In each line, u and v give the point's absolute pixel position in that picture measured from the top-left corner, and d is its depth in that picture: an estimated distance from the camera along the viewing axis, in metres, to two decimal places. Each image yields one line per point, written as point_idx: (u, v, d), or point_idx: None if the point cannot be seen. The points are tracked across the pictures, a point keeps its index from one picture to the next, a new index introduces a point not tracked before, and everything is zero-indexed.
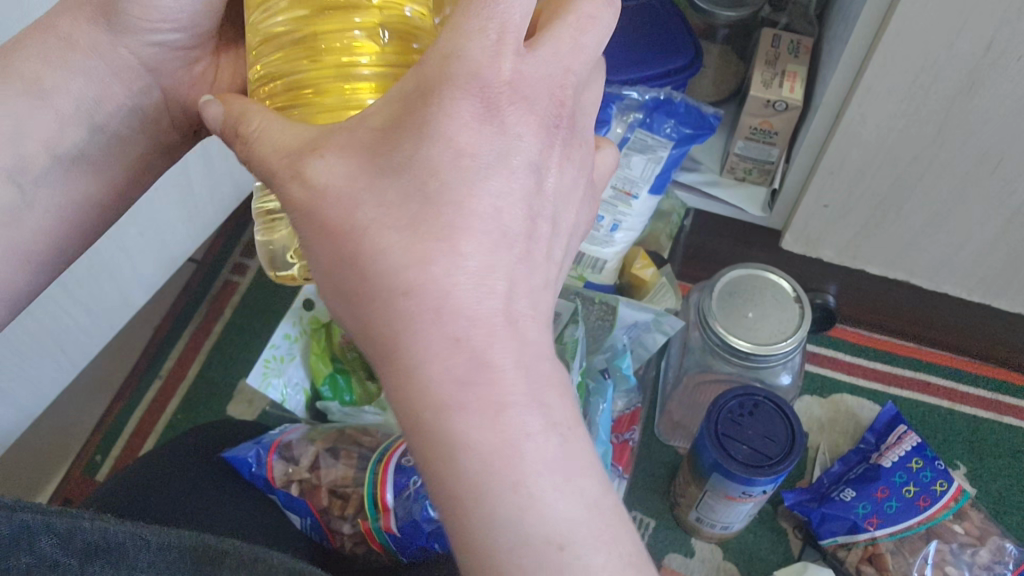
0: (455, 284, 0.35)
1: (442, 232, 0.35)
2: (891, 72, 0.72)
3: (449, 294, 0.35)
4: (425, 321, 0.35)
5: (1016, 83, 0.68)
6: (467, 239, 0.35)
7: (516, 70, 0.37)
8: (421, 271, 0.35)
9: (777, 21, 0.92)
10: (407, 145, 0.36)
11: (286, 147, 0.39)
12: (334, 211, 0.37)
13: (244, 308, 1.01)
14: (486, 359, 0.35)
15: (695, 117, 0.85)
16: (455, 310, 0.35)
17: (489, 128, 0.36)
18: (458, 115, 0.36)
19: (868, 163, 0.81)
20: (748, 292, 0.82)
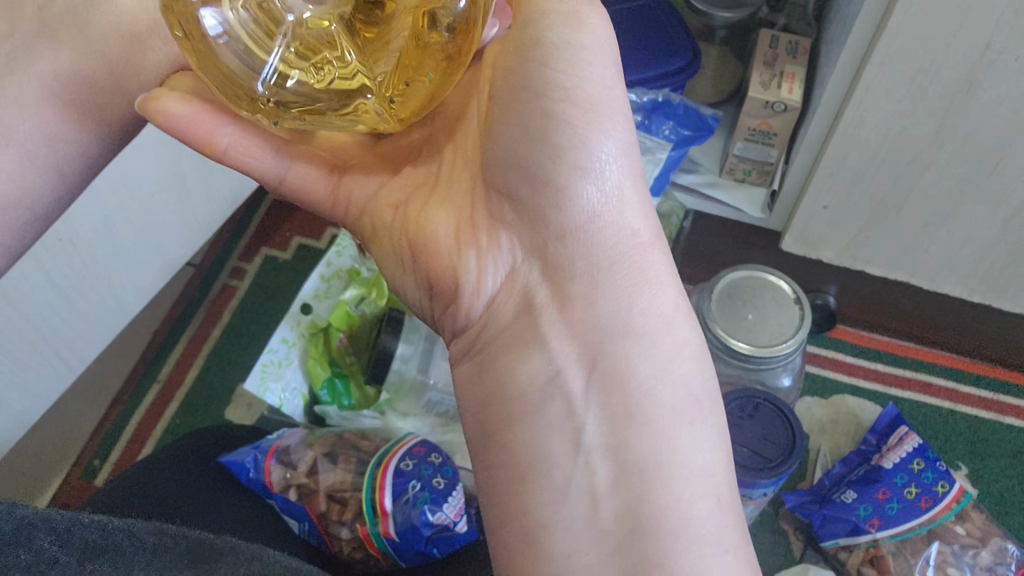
0: (636, 286, 0.46)
1: (623, 245, 0.47)
2: (889, 73, 0.72)
3: (634, 289, 0.46)
4: (623, 307, 0.45)
5: (1013, 84, 0.68)
6: (639, 254, 0.47)
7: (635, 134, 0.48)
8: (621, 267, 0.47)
9: (775, 21, 0.93)
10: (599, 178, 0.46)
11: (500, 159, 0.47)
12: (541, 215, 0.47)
13: (243, 312, 1.01)
14: (658, 348, 0.45)
15: (693, 118, 0.87)
16: (641, 298, 0.46)
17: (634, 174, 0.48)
18: (627, 160, 0.48)
19: (867, 164, 0.81)
20: (748, 294, 0.82)
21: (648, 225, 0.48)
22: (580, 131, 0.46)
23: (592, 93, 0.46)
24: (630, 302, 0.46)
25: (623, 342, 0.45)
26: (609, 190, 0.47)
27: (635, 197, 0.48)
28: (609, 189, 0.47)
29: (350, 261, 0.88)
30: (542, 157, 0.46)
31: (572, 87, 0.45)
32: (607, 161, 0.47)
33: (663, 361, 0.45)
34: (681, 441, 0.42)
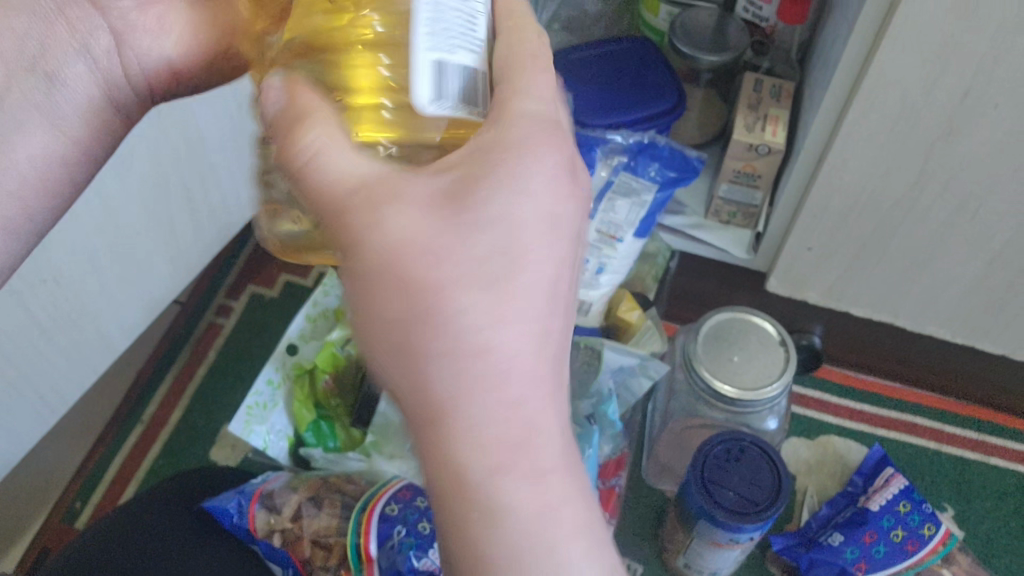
0: (492, 364, 0.36)
1: (477, 325, 0.36)
2: (869, 120, 0.73)
3: (488, 369, 0.36)
4: (464, 395, 0.36)
5: (992, 131, 0.69)
6: (501, 330, 0.37)
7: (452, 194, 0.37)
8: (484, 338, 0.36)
9: (760, 64, 0.95)
10: (426, 260, 0.37)
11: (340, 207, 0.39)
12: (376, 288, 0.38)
13: (228, 352, 1.00)
14: (520, 437, 0.36)
15: (679, 160, 0.87)
16: (492, 388, 0.36)
17: (470, 247, 0.37)
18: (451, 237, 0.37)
19: (850, 208, 0.82)
20: (733, 336, 0.82)
21: (508, 300, 0.37)
22: (373, 228, 0.37)
23: (396, 252, 0.37)
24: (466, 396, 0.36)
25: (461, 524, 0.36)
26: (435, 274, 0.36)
27: (496, 348, 0.36)
28: (441, 276, 0.36)
29: (335, 301, 0.88)
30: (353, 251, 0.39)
31: (372, 250, 0.38)
32: (427, 248, 0.37)
33: (508, 443, 0.36)
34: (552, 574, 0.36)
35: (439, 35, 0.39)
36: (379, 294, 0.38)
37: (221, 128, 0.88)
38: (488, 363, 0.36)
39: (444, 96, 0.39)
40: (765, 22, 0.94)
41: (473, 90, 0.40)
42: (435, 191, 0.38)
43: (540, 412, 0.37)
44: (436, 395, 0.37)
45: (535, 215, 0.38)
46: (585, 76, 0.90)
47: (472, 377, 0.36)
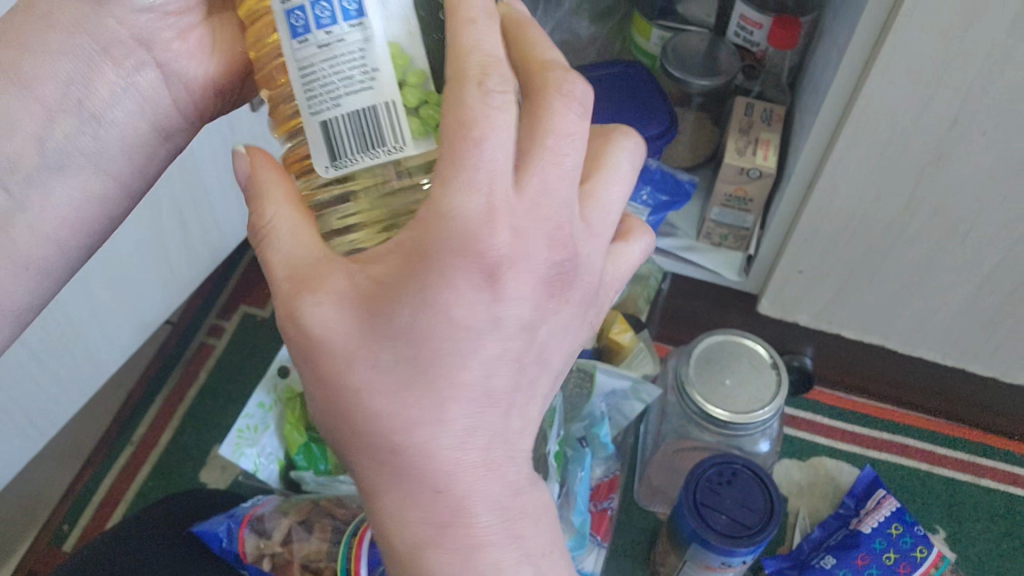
0: (433, 451, 0.36)
1: (422, 406, 0.36)
2: (859, 146, 0.74)
3: (428, 456, 0.37)
4: (409, 480, 0.37)
5: (980, 157, 0.70)
6: (449, 409, 0.36)
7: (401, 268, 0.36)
8: (421, 427, 0.36)
9: (750, 89, 0.96)
10: (376, 341, 0.37)
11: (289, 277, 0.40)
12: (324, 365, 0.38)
13: (219, 373, 1.00)
14: (459, 510, 0.37)
15: (671, 183, 0.88)
16: (435, 469, 0.37)
17: (421, 325, 0.36)
18: (411, 312, 0.36)
19: (841, 232, 0.82)
20: (724, 359, 0.82)
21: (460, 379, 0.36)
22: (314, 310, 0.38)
23: (322, 350, 0.38)
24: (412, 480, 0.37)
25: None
26: (383, 363, 0.37)
27: (438, 433, 0.36)
28: (390, 362, 0.37)
29: None
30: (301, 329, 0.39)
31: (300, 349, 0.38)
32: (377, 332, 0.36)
33: (446, 520, 0.37)
34: None
35: (327, 86, 0.38)
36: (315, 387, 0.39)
37: (217, 151, 0.89)
38: (430, 444, 0.36)
39: (337, 154, 0.39)
40: (756, 47, 0.94)
41: (380, 127, 0.39)
42: (361, 284, 0.37)
43: (478, 508, 0.37)
44: (377, 488, 0.38)
45: (486, 305, 0.36)
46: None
47: (401, 473, 0.37)
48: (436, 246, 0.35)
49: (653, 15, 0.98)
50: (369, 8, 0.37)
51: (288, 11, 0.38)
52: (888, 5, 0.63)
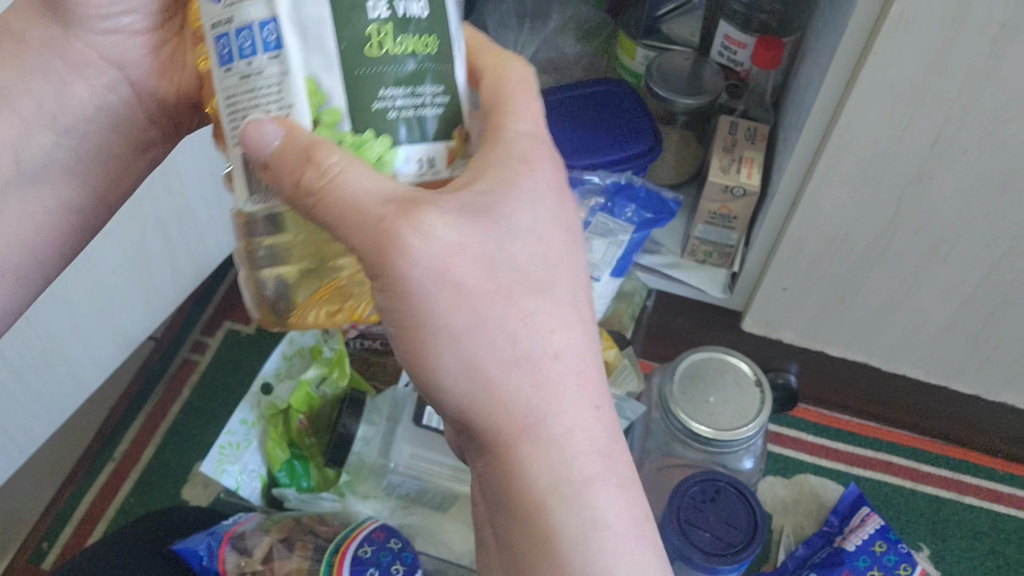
0: (549, 331, 0.42)
1: (533, 293, 0.42)
2: (841, 164, 0.74)
3: (548, 337, 0.42)
4: (533, 361, 0.42)
5: (960, 176, 0.71)
6: (553, 294, 0.43)
7: (506, 180, 0.42)
8: (535, 312, 0.42)
9: (734, 108, 0.95)
10: (486, 240, 0.41)
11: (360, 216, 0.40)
12: (438, 278, 0.40)
13: (203, 388, 0.99)
14: (567, 383, 0.43)
15: (655, 201, 0.88)
16: (549, 348, 0.42)
17: (530, 219, 0.43)
18: (520, 211, 0.42)
19: (824, 250, 0.83)
20: (709, 376, 0.82)
21: (555, 270, 0.43)
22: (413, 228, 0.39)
23: (451, 274, 0.40)
24: (539, 359, 0.42)
25: (522, 519, 0.42)
26: (494, 262, 0.41)
27: (544, 317, 0.42)
28: (501, 261, 0.41)
29: (312, 340, 0.87)
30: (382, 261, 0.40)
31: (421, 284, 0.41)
32: (486, 237, 0.41)
33: (562, 395, 0.42)
34: (601, 498, 0.42)
35: (249, 111, 0.39)
36: (434, 324, 0.41)
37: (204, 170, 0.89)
38: (547, 326, 0.42)
39: (252, 187, 0.42)
40: (739, 66, 0.95)
41: None
42: (463, 211, 0.41)
43: (573, 385, 0.43)
44: (501, 380, 0.42)
45: (559, 209, 0.45)
46: (564, 116, 0.93)
47: (529, 376, 0.42)
48: (509, 183, 0.42)
49: (636, 35, 0.99)
50: (287, 41, 0.38)
51: (217, 37, 0.39)
52: (870, 25, 0.64)
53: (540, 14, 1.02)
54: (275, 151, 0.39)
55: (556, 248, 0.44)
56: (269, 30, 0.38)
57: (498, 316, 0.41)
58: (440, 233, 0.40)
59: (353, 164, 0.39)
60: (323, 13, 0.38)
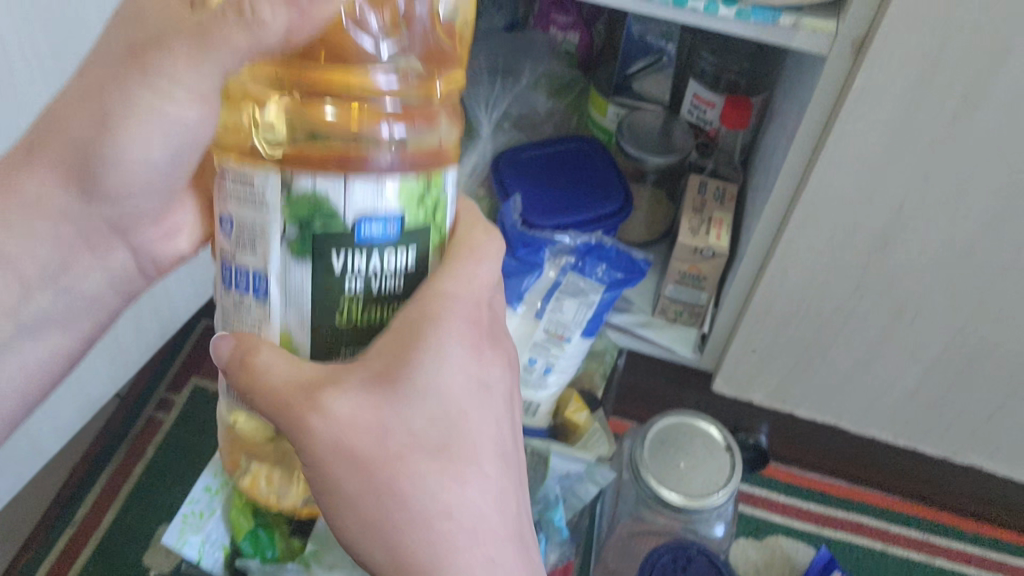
0: (466, 504, 0.40)
1: (451, 468, 0.40)
2: (808, 232, 0.75)
3: (461, 511, 0.40)
4: (444, 542, 0.39)
5: (925, 244, 0.71)
6: (483, 463, 0.41)
7: (420, 347, 0.40)
8: (450, 488, 0.40)
9: (704, 166, 0.97)
10: (394, 414, 0.39)
11: (281, 389, 0.39)
12: (346, 450, 0.39)
13: (168, 449, 0.97)
14: (495, 558, 0.40)
15: (626, 262, 0.87)
16: (468, 523, 0.40)
17: (449, 385, 0.40)
18: (437, 379, 0.40)
19: (793, 314, 0.83)
20: (680, 442, 0.81)
21: (475, 437, 0.41)
22: (323, 404, 0.39)
23: (358, 448, 0.39)
24: (448, 540, 0.39)
25: None
26: (412, 435, 0.40)
27: (461, 490, 0.40)
28: (414, 433, 0.40)
29: None
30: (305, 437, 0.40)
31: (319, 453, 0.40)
32: (404, 410, 0.40)
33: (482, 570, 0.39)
34: None
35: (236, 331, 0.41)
36: (340, 492, 0.40)
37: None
38: (458, 500, 0.40)
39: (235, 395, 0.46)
40: (709, 125, 0.95)
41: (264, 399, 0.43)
42: (375, 383, 0.39)
43: (502, 559, 0.40)
44: (410, 561, 0.39)
45: (482, 368, 0.42)
46: (535, 176, 0.93)
47: (437, 560, 0.39)
48: (417, 350, 0.40)
49: (605, 88, 1.00)
50: (272, 297, 0.39)
51: (223, 267, 0.40)
52: (833, 96, 0.65)
53: (511, 71, 1.00)
54: (220, 356, 0.41)
55: (465, 408, 0.41)
56: (260, 282, 0.39)
57: (395, 485, 0.39)
58: (333, 404, 0.39)
59: (273, 354, 0.39)
60: (304, 287, 0.38)
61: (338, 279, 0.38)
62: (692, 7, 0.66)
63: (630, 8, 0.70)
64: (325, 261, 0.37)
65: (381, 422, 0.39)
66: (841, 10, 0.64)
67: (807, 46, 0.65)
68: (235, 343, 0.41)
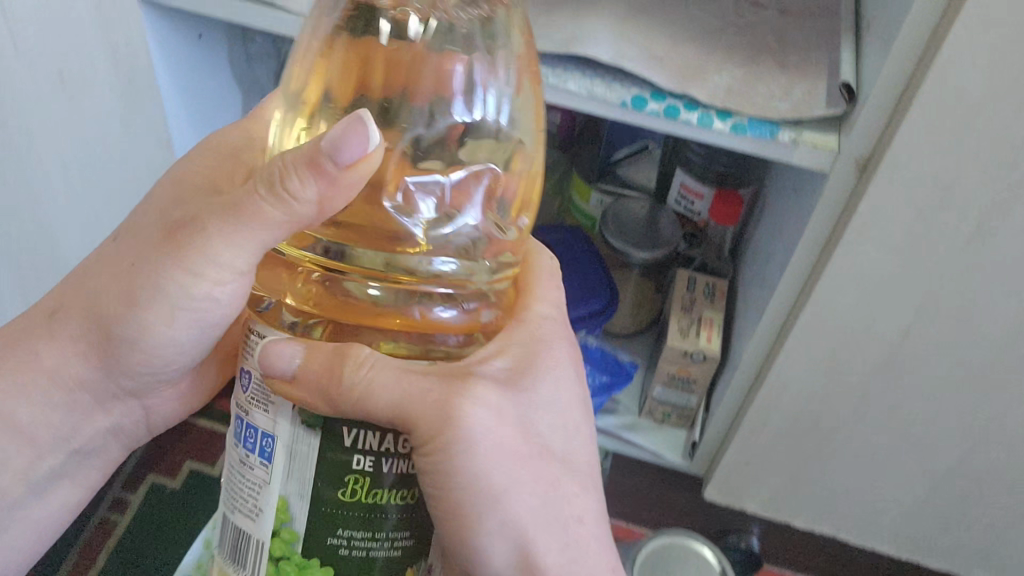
0: (586, 507, 0.38)
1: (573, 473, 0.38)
2: (808, 348, 0.71)
3: (585, 517, 0.38)
4: (577, 549, 0.38)
5: (932, 367, 0.68)
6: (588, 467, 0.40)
7: (538, 354, 0.39)
8: (576, 489, 0.38)
9: (691, 257, 0.93)
10: (529, 416, 0.37)
11: (399, 398, 0.32)
12: (481, 463, 0.34)
13: (120, 556, 0.90)
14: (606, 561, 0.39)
15: (610, 364, 0.85)
16: (589, 528, 0.39)
17: (563, 388, 0.39)
18: (556, 380, 0.39)
19: (790, 427, 0.79)
20: (671, 567, 0.76)
21: (582, 440, 0.40)
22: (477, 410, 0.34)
23: (503, 454, 0.35)
24: (576, 545, 0.38)
25: None
26: (542, 438, 0.37)
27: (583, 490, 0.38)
28: (543, 438, 0.37)
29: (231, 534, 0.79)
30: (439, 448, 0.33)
31: (447, 489, 0.34)
32: (537, 412, 0.37)
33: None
34: None
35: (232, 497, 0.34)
36: (465, 509, 0.34)
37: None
38: (582, 506, 0.38)
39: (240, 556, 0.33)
40: (697, 216, 0.92)
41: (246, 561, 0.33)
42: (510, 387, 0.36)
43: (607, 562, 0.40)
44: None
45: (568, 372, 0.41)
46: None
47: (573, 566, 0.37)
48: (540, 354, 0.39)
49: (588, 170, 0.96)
50: (275, 464, 0.32)
51: (235, 419, 0.34)
52: (836, 211, 0.63)
53: None
54: (294, 374, 0.31)
55: (576, 420, 0.40)
56: (266, 447, 0.32)
57: (534, 506, 0.36)
58: (472, 432, 0.34)
59: (387, 371, 0.32)
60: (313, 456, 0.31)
61: (347, 454, 0.31)
62: (684, 118, 0.64)
63: (615, 117, 0.67)
64: (333, 433, 0.31)
65: (514, 449, 0.35)
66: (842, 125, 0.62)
67: (805, 162, 0.63)
68: (325, 364, 0.32)
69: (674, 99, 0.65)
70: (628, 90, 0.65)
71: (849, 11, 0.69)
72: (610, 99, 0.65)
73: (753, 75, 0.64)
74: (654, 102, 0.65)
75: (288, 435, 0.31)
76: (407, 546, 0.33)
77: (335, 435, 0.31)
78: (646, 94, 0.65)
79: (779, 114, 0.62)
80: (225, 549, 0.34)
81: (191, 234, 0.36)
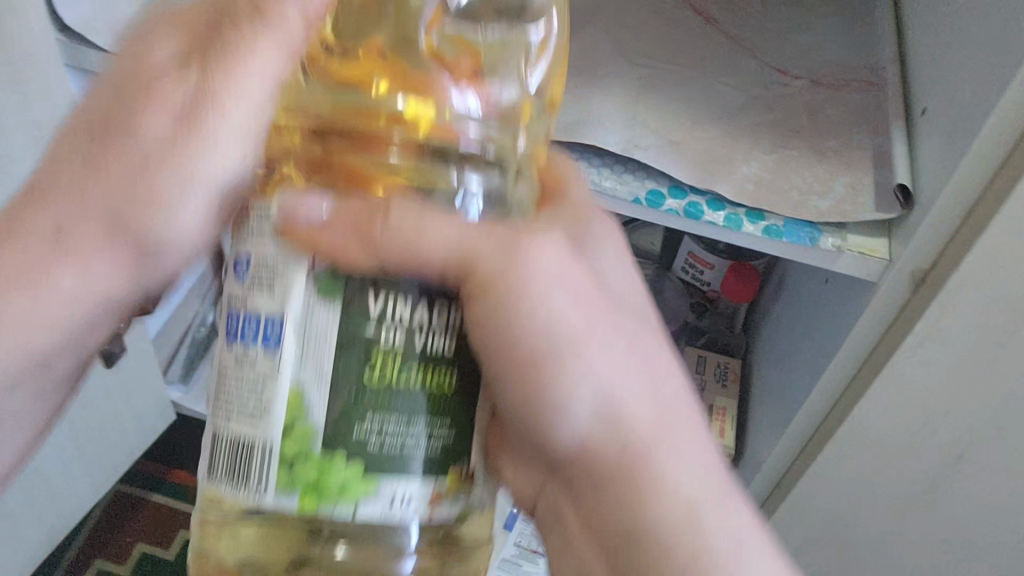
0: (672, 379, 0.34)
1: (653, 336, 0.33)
2: (834, 477, 0.60)
3: (671, 388, 0.33)
4: (667, 426, 0.33)
5: (976, 505, 0.57)
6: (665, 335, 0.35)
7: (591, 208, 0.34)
8: (654, 364, 0.33)
9: (701, 330, 0.89)
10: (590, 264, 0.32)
11: (450, 233, 0.29)
12: (541, 316, 0.30)
13: None
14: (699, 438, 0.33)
15: None
16: (676, 403, 0.33)
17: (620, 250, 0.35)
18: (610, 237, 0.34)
19: (809, 547, 0.67)
20: None
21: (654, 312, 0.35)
22: (529, 244, 0.30)
23: (566, 303, 0.31)
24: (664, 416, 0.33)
25: None
26: (606, 287, 0.33)
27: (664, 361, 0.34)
28: (608, 290, 0.33)
29: None
30: (489, 291, 0.30)
31: (506, 333, 0.30)
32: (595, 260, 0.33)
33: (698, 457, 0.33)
34: None
35: (224, 402, 0.30)
36: (522, 366, 0.31)
37: (114, 389, 0.78)
38: (666, 379, 0.33)
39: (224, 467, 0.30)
40: (707, 287, 0.88)
41: (248, 471, 0.29)
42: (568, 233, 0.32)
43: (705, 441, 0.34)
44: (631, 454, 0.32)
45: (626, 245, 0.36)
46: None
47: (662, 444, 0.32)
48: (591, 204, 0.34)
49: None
50: (286, 345, 0.28)
51: (228, 313, 0.30)
52: (887, 323, 0.52)
53: None
54: (323, 222, 0.29)
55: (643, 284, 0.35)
56: (272, 325, 0.29)
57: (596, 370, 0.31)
58: (534, 273, 0.30)
59: (437, 220, 0.29)
60: (331, 330, 0.28)
61: (374, 325, 0.28)
62: (709, 220, 0.52)
63: (627, 215, 0.56)
64: (357, 304, 0.28)
65: (585, 296, 0.31)
66: (890, 231, 0.52)
67: (850, 271, 0.52)
68: (360, 211, 0.29)
69: (695, 196, 0.53)
70: (642, 183, 0.54)
71: (897, 87, 0.57)
72: (620, 194, 0.54)
73: (784, 161, 0.54)
74: (667, 202, 0.53)
75: (299, 298, 0.28)
76: (449, 435, 0.30)
77: (359, 303, 0.28)
78: (660, 190, 0.54)
79: (819, 215, 0.51)
80: (221, 471, 0.30)
81: (225, 88, 0.35)
